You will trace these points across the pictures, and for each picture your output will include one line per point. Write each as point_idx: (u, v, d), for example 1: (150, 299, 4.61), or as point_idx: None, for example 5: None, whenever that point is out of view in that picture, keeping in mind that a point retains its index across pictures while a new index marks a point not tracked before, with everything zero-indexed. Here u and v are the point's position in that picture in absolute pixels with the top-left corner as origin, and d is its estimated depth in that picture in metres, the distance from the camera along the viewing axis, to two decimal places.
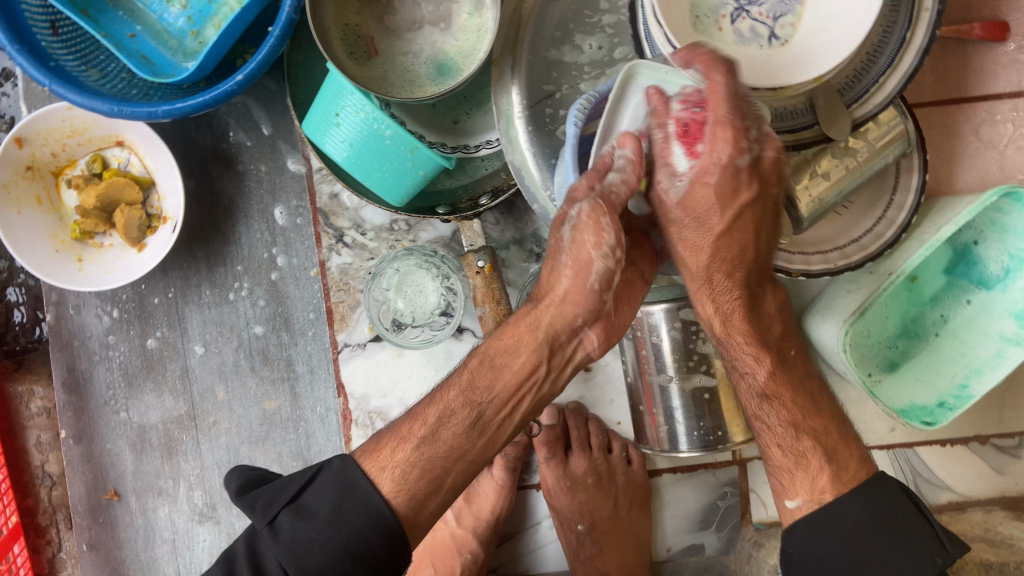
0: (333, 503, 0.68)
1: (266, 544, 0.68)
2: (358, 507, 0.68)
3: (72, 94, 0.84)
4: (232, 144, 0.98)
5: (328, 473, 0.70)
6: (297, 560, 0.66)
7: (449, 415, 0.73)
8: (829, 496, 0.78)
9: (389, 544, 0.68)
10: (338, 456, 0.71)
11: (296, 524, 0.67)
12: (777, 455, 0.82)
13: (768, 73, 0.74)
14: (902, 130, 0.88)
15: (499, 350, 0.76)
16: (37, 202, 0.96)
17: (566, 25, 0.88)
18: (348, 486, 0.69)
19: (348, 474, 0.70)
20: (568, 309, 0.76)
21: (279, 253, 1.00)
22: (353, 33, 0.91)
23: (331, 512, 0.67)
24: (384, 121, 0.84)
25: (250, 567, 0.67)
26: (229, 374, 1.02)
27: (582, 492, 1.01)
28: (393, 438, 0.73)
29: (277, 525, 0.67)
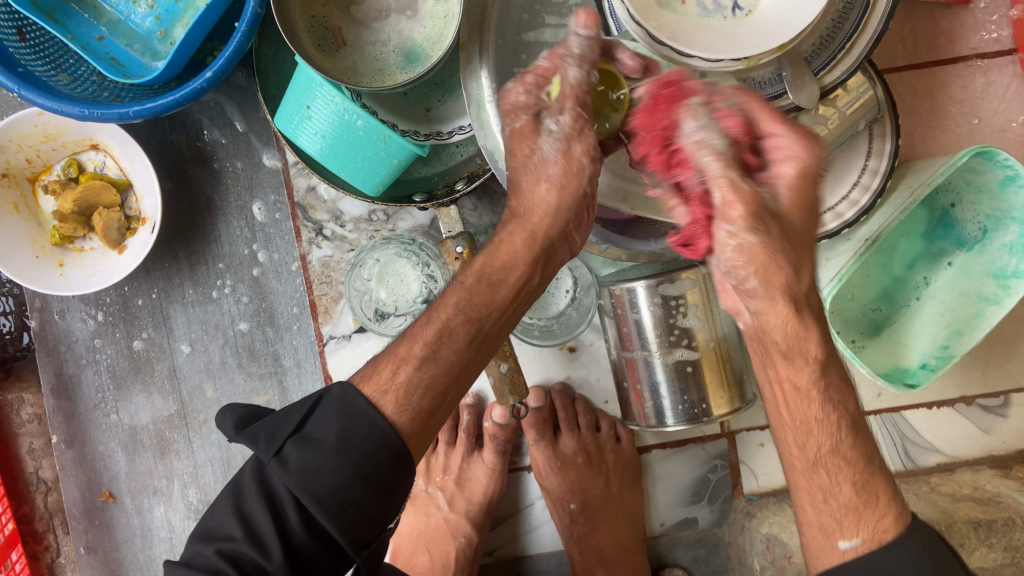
0: (338, 431, 0.60)
1: (274, 476, 0.60)
2: (365, 432, 0.60)
3: (42, 99, 0.85)
4: (207, 142, 0.99)
5: (327, 400, 0.62)
6: (309, 487, 0.58)
7: (449, 332, 0.65)
8: (892, 536, 0.63)
9: (401, 468, 0.61)
10: (336, 382, 0.63)
11: (303, 455, 0.59)
12: (845, 495, 0.65)
13: (730, 43, 0.74)
14: (871, 96, 0.88)
15: (493, 267, 0.68)
16: (14, 209, 0.96)
17: (533, 7, 0.88)
18: (352, 412, 0.61)
19: (351, 400, 0.61)
20: (553, 221, 0.70)
21: (260, 248, 1.01)
22: (320, 25, 0.91)
23: (337, 438, 0.60)
24: (355, 111, 0.85)
25: (258, 501, 0.60)
26: (216, 371, 1.03)
27: (573, 471, 1.01)
28: (390, 362, 0.64)
29: (280, 455, 0.59)
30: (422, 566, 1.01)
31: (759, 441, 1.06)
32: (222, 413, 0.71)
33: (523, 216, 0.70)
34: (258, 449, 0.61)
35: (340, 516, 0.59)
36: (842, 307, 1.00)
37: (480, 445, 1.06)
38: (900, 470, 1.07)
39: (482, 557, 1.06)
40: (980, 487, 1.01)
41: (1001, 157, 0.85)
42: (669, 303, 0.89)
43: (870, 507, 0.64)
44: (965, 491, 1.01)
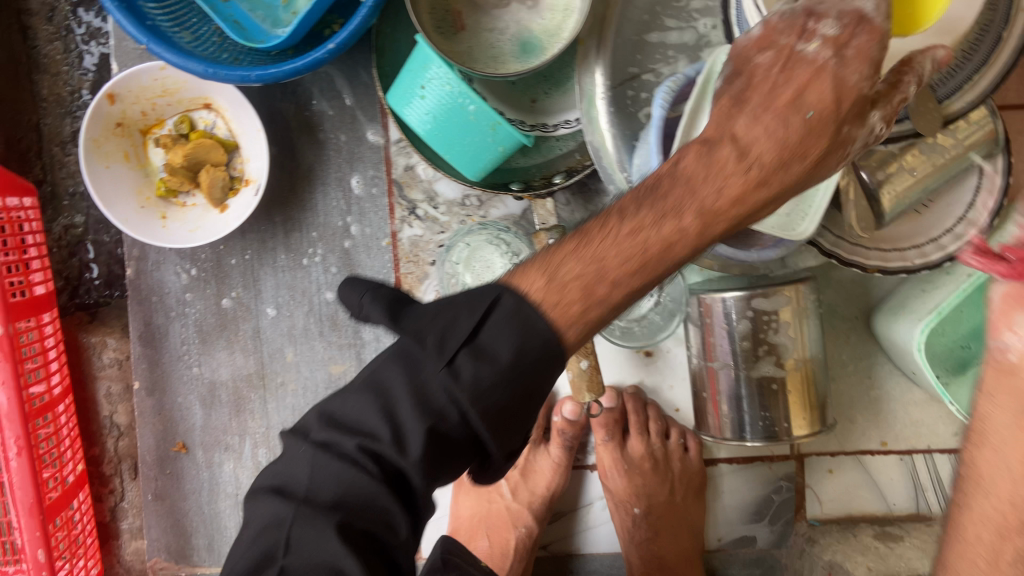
0: (513, 349, 0.57)
1: (434, 377, 0.58)
2: (535, 335, 0.58)
3: (168, 54, 0.87)
4: (315, 112, 1.00)
5: (500, 305, 0.58)
6: (479, 404, 0.57)
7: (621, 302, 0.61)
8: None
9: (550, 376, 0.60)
10: (505, 286, 0.60)
11: (478, 366, 0.57)
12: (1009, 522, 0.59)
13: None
14: (990, 132, 0.86)
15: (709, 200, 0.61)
16: (125, 157, 0.98)
17: (654, 9, 0.88)
18: (525, 320, 0.58)
19: (527, 310, 0.58)
20: (794, 171, 0.62)
21: (353, 221, 1.02)
22: (441, 7, 0.92)
23: (512, 355, 0.57)
24: (469, 96, 0.85)
25: (407, 408, 0.58)
26: (299, 337, 1.05)
27: (639, 476, 1.01)
28: (585, 258, 0.60)
29: (452, 365, 0.57)
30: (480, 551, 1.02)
31: (828, 467, 1.05)
32: (351, 286, 0.70)
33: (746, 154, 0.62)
34: (423, 352, 0.59)
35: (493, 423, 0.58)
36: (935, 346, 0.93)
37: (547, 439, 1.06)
38: None
39: (537, 550, 1.06)
40: None
41: None
42: (761, 318, 0.88)
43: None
44: None
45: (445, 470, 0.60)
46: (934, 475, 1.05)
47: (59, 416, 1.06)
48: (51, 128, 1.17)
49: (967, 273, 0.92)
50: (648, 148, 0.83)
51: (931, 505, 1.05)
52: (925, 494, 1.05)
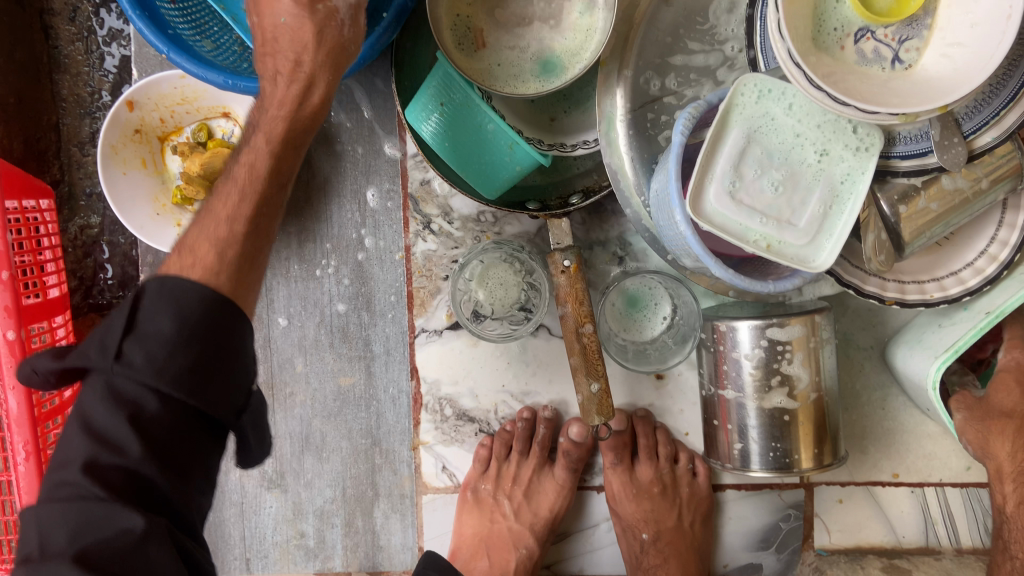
0: (174, 323, 0.58)
1: (121, 374, 0.57)
2: (195, 307, 0.59)
3: (189, 64, 0.87)
4: (333, 123, 1.00)
5: (144, 292, 0.60)
6: (158, 375, 0.57)
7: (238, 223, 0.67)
8: None
9: (245, 339, 0.62)
10: (152, 278, 0.61)
11: (146, 348, 0.57)
12: None
13: (893, 98, 0.72)
14: (1015, 165, 0.84)
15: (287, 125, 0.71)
16: (142, 164, 0.99)
17: (678, 31, 0.88)
18: (174, 294, 0.59)
19: (171, 289, 0.59)
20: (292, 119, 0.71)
21: (368, 234, 1.02)
22: (462, 24, 0.91)
23: (175, 326, 0.58)
24: (489, 115, 0.86)
25: (109, 406, 0.57)
26: (309, 348, 1.05)
27: (648, 500, 1.01)
28: (210, 232, 0.66)
29: (121, 359, 0.57)
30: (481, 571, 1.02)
31: (838, 497, 1.04)
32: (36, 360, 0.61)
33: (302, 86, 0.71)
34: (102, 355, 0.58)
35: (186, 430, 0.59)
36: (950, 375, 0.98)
37: (553, 460, 1.06)
38: (979, 547, 1.03)
39: (540, 569, 1.06)
40: None
41: None
42: (775, 348, 0.87)
43: None
44: None
45: (190, 461, 0.60)
46: (944, 508, 1.04)
47: None
48: (71, 128, 1.18)
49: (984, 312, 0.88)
50: (665, 173, 0.81)
51: (941, 539, 1.04)
52: (936, 528, 1.04)
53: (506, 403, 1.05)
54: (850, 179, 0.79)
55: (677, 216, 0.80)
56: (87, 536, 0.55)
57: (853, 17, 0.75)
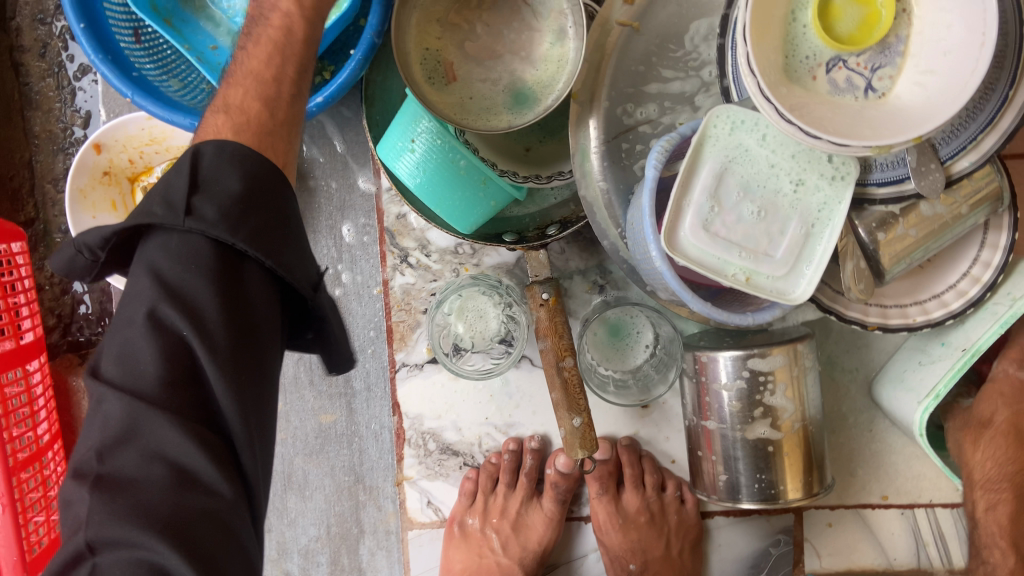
0: (241, 180, 0.59)
1: (174, 256, 0.57)
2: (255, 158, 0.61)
3: (154, 107, 0.86)
4: (305, 159, 0.99)
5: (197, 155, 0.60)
6: (208, 261, 0.57)
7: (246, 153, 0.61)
8: None
9: (286, 208, 0.62)
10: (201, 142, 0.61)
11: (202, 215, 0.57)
12: None
13: (867, 129, 0.70)
14: (995, 188, 0.83)
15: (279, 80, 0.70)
16: (112, 207, 0.97)
17: (650, 60, 0.86)
18: (236, 152, 0.60)
19: (224, 153, 0.60)
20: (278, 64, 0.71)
21: (344, 269, 1.01)
22: (433, 57, 0.89)
23: (241, 183, 0.59)
24: (461, 150, 0.85)
25: (158, 332, 0.56)
26: (288, 386, 1.04)
27: (634, 530, 1.00)
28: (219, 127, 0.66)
29: (191, 213, 0.57)
30: None
31: (827, 520, 1.03)
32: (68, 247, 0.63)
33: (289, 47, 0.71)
34: (169, 220, 0.56)
35: (236, 368, 0.57)
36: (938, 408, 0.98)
37: (540, 491, 1.05)
38: None
39: None
40: None
41: None
42: (757, 379, 0.86)
43: None
44: None
45: (245, 372, 0.57)
46: (935, 530, 1.03)
47: (47, 464, 1.05)
48: (43, 165, 1.16)
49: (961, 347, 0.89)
50: (640, 206, 0.80)
51: (933, 561, 1.02)
52: (928, 550, 1.03)
53: (490, 434, 1.03)
54: (827, 209, 0.78)
55: (653, 251, 0.79)
56: (125, 503, 0.53)
57: (824, 46, 0.74)
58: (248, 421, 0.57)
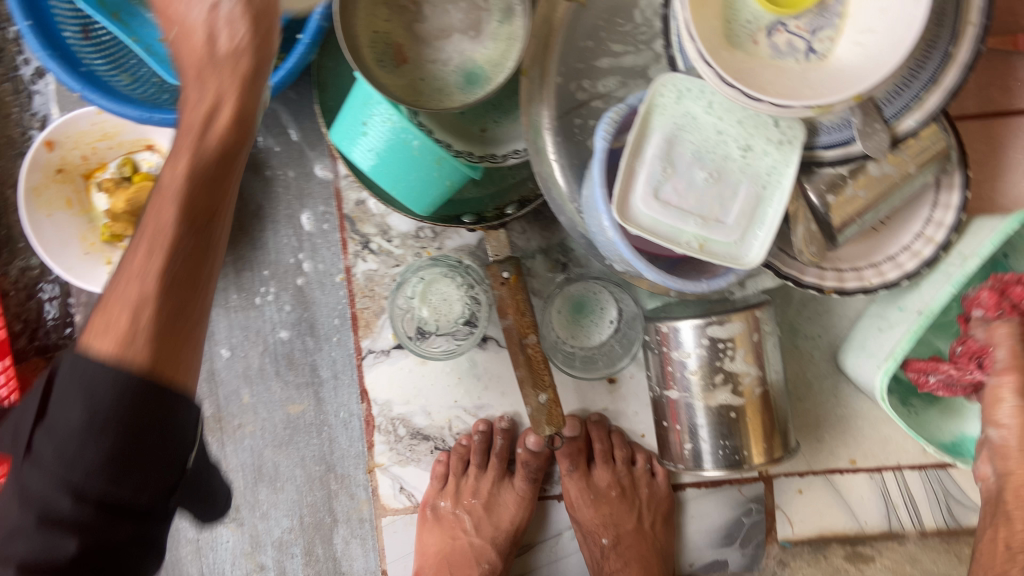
0: (83, 411, 0.54)
1: (31, 478, 0.54)
2: (106, 387, 0.54)
3: (104, 101, 0.85)
4: (261, 149, 0.98)
5: (61, 370, 0.56)
6: (64, 476, 0.53)
7: (167, 275, 0.60)
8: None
9: (181, 418, 0.58)
10: (69, 351, 0.57)
11: (49, 443, 0.54)
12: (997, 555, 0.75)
13: (804, 89, 0.72)
14: (943, 147, 0.84)
15: (202, 159, 0.63)
16: (67, 204, 0.96)
17: (598, 34, 0.87)
18: (82, 376, 0.55)
19: (81, 371, 0.55)
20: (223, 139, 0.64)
21: (305, 258, 1.00)
22: (382, 40, 0.89)
23: (83, 415, 0.54)
24: (412, 131, 0.82)
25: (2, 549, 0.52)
26: (254, 378, 1.03)
27: (606, 505, 1.01)
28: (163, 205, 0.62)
29: (32, 455, 0.54)
30: None
31: (798, 487, 1.04)
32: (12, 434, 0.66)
33: (222, 101, 0.64)
34: (43, 433, 0.54)
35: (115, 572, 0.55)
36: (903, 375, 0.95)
37: (512, 472, 1.05)
38: (942, 528, 1.03)
39: None
40: None
41: None
42: (717, 346, 0.87)
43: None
44: None
45: (132, 500, 0.55)
46: (904, 491, 1.04)
47: None
48: None
49: (919, 310, 0.89)
50: (591, 178, 0.81)
51: (903, 522, 1.04)
52: (897, 512, 1.04)
53: (460, 417, 1.03)
54: (776, 173, 0.79)
55: (605, 222, 0.80)
56: None
57: (763, 12, 0.76)
58: (138, 555, 0.56)
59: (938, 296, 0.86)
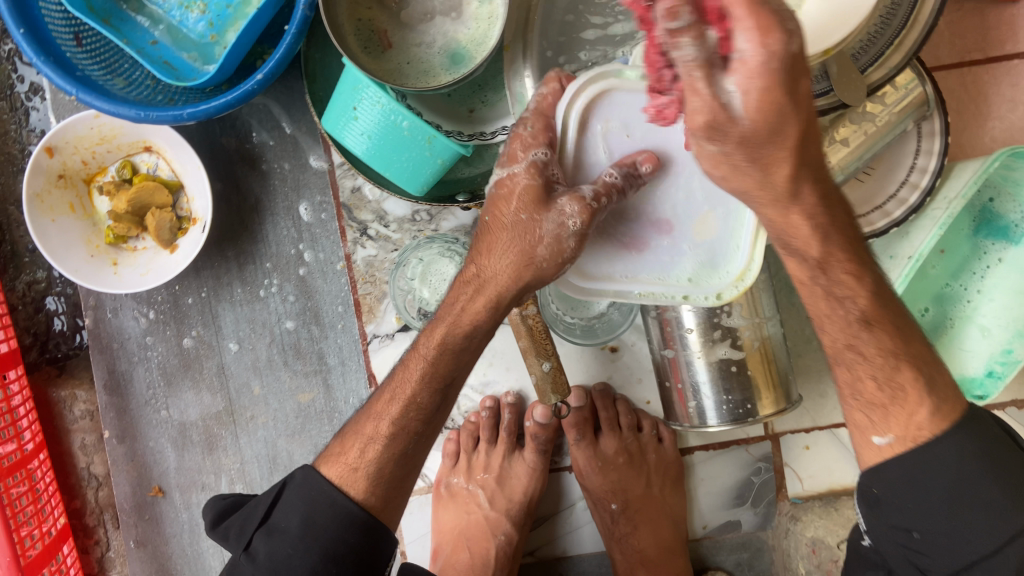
0: (298, 521, 0.71)
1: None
2: (328, 515, 0.71)
3: (99, 102, 0.86)
4: (256, 144, 1.01)
5: (291, 488, 0.73)
6: None
7: (416, 407, 0.74)
8: (927, 432, 0.64)
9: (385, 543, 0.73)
10: (299, 469, 0.75)
11: (270, 543, 0.70)
12: (870, 390, 0.67)
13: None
14: (920, 94, 0.86)
15: (456, 336, 0.73)
16: (70, 209, 0.99)
17: (577, 8, 0.89)
18: (313, 497, 0.72)
19: (310, 486, 0.73)
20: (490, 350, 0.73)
21: (306, 248, 1.02)
22: (366, 28, 0.92)
23: (300, 525, 0.70)
24: (402, 112, 0.84)
25: None
26: (263, 369, 1.05)
27: (614, 471, 1.02)
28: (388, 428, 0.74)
29: (249, 550, 0.71)
30: (462, 564, 1.00)
31: (804, 443, 1.04)
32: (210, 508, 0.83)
33: (481, 284, 0.70)
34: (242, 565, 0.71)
35: None
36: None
37: (522, 445, 1.06)
38: None
39: (523, 557, 1.06)
40: None
41: None
42: (713, 303, 0.88)
43: (899, 403, 0.65)
44: None
45: None
46: None
47: (33, 472, 1.05)
48: None
49: (908, 256, 0.90)
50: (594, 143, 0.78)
51: None
52: None
53: (466, 395, 1.06)
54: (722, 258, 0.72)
55: None
56: None
57: None
58: None
59: (927, 240, 0.87)
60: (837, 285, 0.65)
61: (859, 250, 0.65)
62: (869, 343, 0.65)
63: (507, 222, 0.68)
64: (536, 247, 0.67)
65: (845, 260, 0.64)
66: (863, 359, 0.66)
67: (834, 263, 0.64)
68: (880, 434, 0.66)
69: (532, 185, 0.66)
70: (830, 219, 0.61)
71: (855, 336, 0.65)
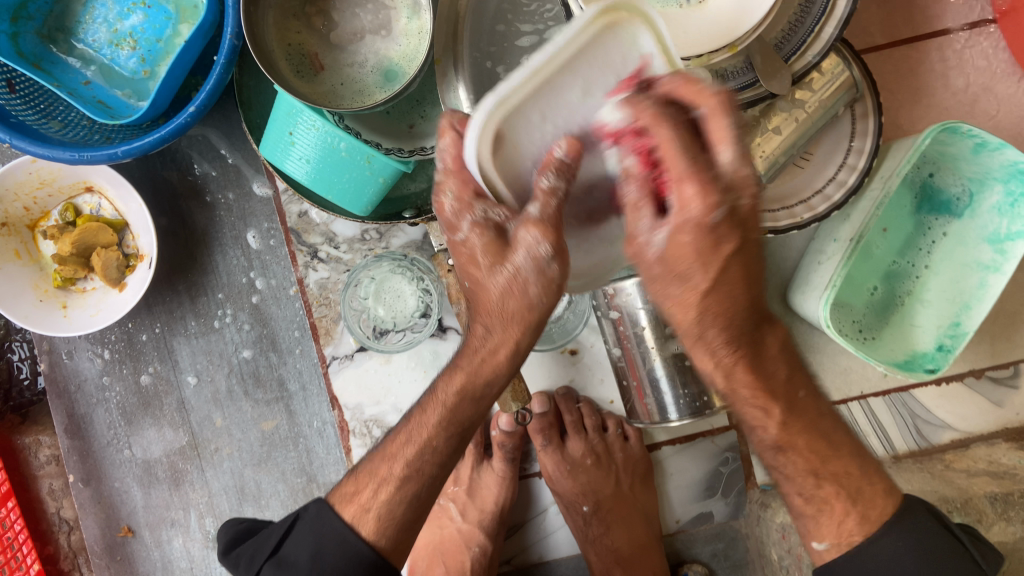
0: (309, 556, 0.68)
1: None
2: (338, 553, 0.67)
3: (34, 147, 0.86)
4: (199, 176, 1.01)
5: (305, 521, 0.71)
6: None
7: (431, 450, 0.69)
8: (860, 538, 0.69)
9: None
10: (314, 501, 0.72)
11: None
12: (799, 503, 0.72)
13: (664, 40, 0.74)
14: (847, 77, 0.87)
15: (475, 385, 0.68)
16: (16, 255, 0.98)
17: (506, 17, 0.90)
18: (324, 531, 0.69)
19: (323, 520, 0.69)
20: None
21: (257, 276, 1.02)
22: (296, 52, 0.92)
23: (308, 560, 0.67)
24: (336, 134, 0.83)
25: None
26: (224, 400, 1.04)
27: (583, 474, 1.02)
28: None
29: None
30: None
31: None
32: (228, 526, 0.83)
33: (498, 337, 0.66)
34: None
35: None
36: (850, 299, 0.99)
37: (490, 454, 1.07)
38: (913, 450, 1.05)
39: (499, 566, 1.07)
40: (994, 461, 1.00)
41: (965, 128, 0.85)
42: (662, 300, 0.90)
43: (830, 508, 0.70)
44: (977, 467, 0.99)
45: None
46: (871, 418, 1.06)
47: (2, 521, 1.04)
48: None
49: (849, 237, 0.91)
50: None
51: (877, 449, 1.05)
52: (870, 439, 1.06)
53: None
54: None
55: None
56: None
57: None
58: None
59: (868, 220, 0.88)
60: (747, 415, 0.71)
61: (783, 394, 0.70)
62: (787, 466, 0.71)
63: (485, 281, 0.64)
64: (528, 289, 0.63)
65: (751, 397, 0.69)
66: (789, 478, 0.72)
67: (740, 398, 0.69)
68: (818, 540, 0.71)
69: (486, 241, 0.62)
70: (750, 350, 0.67)
71: (774, 459, 0.72)
